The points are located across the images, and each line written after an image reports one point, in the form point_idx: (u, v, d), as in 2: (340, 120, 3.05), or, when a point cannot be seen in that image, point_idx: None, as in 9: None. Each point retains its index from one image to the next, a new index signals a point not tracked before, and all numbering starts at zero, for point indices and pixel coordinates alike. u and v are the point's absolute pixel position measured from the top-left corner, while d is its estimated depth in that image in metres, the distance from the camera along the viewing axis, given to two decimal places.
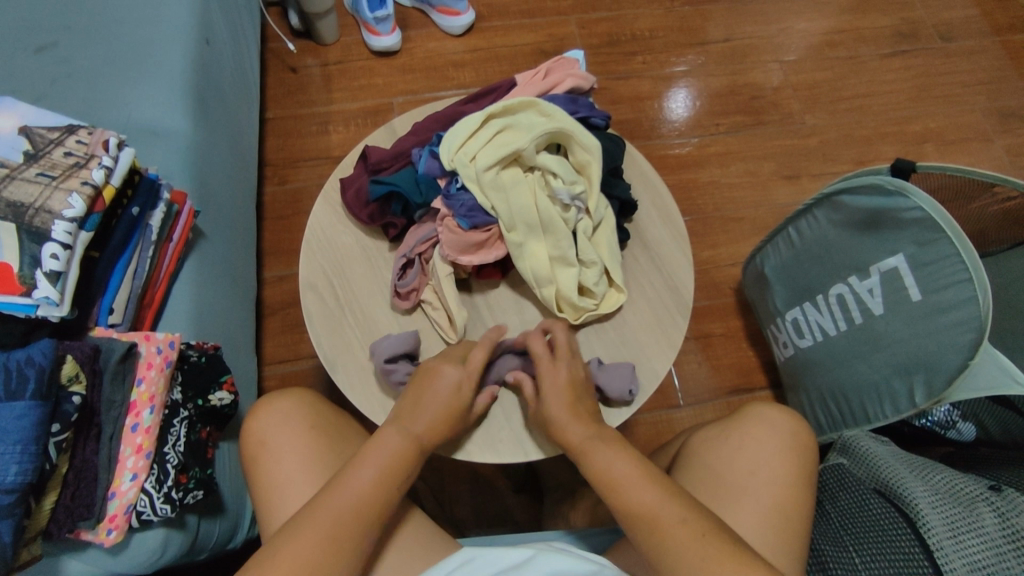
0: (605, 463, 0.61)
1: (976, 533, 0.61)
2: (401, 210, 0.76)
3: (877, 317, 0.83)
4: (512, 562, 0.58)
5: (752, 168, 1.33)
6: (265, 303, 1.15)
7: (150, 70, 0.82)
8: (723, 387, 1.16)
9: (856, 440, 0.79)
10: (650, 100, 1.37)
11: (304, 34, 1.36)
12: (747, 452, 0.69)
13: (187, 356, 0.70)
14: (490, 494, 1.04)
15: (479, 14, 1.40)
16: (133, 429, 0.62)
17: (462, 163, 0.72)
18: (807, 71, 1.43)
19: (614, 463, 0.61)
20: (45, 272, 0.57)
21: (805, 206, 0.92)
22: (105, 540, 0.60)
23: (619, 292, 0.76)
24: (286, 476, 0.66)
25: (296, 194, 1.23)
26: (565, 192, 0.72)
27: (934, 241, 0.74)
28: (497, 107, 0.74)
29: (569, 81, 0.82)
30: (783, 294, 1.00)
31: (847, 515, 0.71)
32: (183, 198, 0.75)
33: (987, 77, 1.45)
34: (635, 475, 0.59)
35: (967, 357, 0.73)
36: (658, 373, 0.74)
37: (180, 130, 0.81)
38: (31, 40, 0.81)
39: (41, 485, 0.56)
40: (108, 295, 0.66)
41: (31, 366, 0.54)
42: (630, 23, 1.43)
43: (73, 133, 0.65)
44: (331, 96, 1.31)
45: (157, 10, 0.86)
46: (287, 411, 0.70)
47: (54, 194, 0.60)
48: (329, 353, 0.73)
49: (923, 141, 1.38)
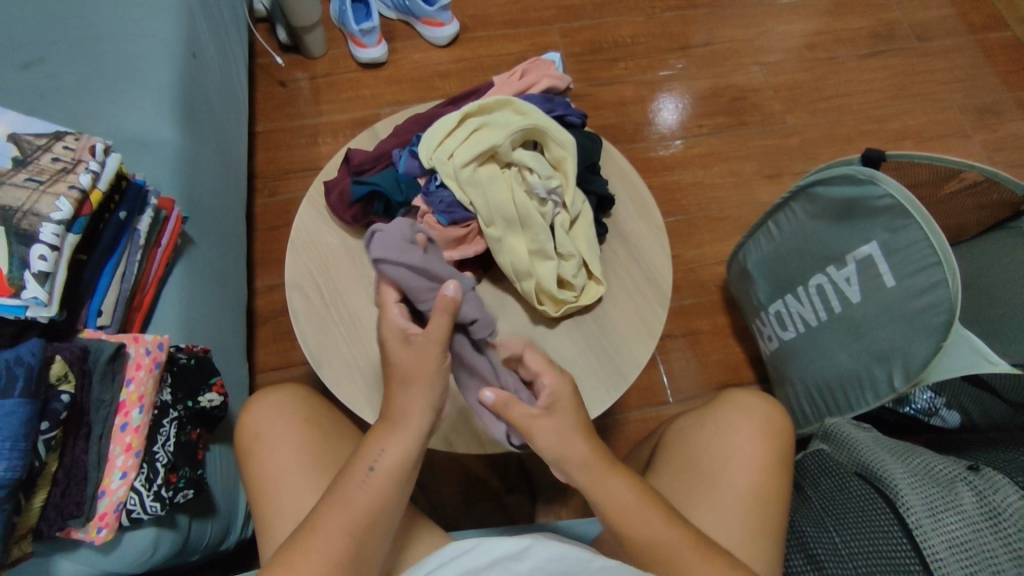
0: (614, 505, 0.54)
1: (956, 511, 0.61)
2: (384, 210, 0.78)
3: (855, 305, 0.84)
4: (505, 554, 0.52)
5: (735, 168, 1.35)
6: (256, 312, 1.16)
7: (137, 82, 0.84)
8: (711, 383, 1.17)
9: (838, 426, 0.78)
10: (634, 105, 1.39)
11: (292, 49, 1.38)
12: (725, 439, 0.70)
13: (177, 358, 0.71)
14: (482, 495, 1.05)
15: (464, 25, 1.43)
16: (121, 428, 0.63)
17: (441, 161, 0.74)
18: (787, 72, 1.46)
19: (620, 505, 0.54)
20: (33, 273, 0.58)
21: (782, 199, 0.94)
22: (95, 538, 0.61)
23: (598, 284, 0.78)
24: (279, 468, 0.67)
25: (286, 205, 1.25)
26: (541, 186, 0.74)
27: (905, 227, 0.76)
28: (473, 106, 0.77)
29: (545, 81, 0.85)
30: (765, 287, 1.01)
31: (828, 499, 0.72)
32: (171, 204, 0.77)
33: (963, 75, 1.47)
34: (631, 508, 0.54)
35: (939, 340, 0.75)
36: (638, 362, 0.76)
37: (168, 138, 0.83)
38: (21, 57, 0.83)
39: (31, 483, 0.57)
40: (97, 298, 0.68)
41: (20, 365, 0.56)
42: (612, 31, 1.46)
43: (60, 140, 0.67)
44: (320, 108, 1.34)
45: (144, 24, 0.88)
46: (281, 405, 0.71)
47: (42, 197, 0.62)
48: (315, 349, 0.75)
49: (903, 138, 1.40)
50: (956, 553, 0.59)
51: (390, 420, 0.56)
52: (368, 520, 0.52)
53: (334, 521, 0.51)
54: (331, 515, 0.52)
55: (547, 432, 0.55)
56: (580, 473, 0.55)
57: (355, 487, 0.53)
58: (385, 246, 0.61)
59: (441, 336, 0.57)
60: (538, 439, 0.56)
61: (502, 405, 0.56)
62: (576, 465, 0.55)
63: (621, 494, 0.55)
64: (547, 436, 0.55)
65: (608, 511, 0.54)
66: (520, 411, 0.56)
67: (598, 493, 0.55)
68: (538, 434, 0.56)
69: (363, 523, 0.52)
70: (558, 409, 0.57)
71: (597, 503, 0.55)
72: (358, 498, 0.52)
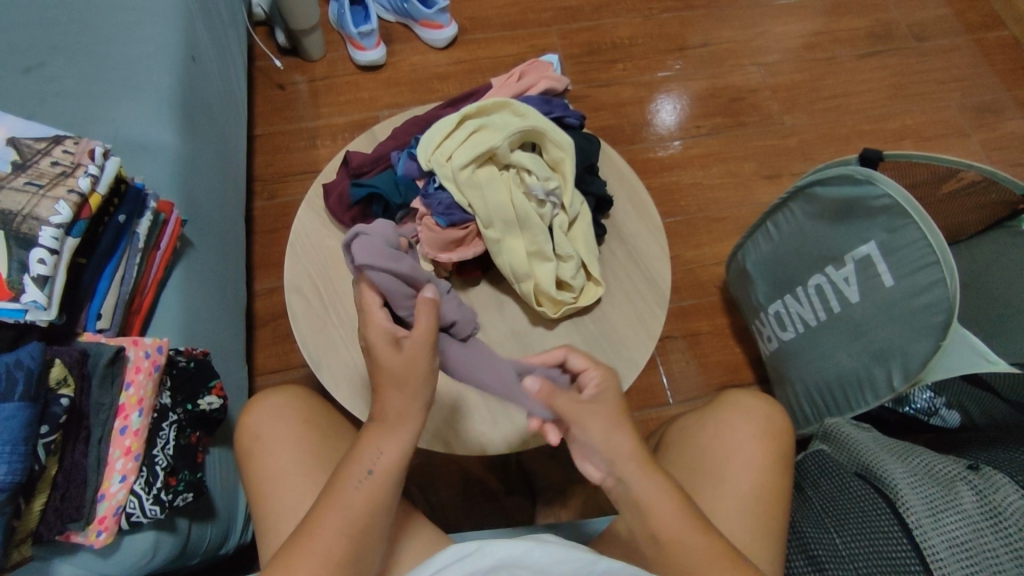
0: (660, 513, 0.53)
1: (956, 511, 0.61)
2: (382, 212, 0.78)
3: (854, 304, 0.84)
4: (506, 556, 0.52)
5: (733, 169, 1.35)
6: (255, 315, 1.16)
7: (136, 86, 0.84)
8: (711, 384, 1.17)
9: (837, 427, 0.78)
10: (632, 106, 1.39)
11: (291, 52, 1.38)
12: (724, 439, 0.70)
13: (176, 361, 0.71)
14: (483, 496, 1.05)
15: (462, 27, 1.43)
16: (121, 431, 0.63)
17: (439, 164, 0.74)
18: (785, 73, 1.46)
19: (666, 513, 0.53)
20: (32, 277, 0.58)
21: (781, 199, 0.94)
22: (94, 542, 0.61)
23: (597, 285, 0.78)
24: (279, 469, 0.67)
25: (285, 208, 1.25)
26: (539, 188, 0.74)
27: (903, 227, 0.76)
28: (470, 108, 0.77)
29: (543, 83, 0.85)
30: (764, 287, 1.01)
31: (828, 499, 0.72)
32: (169, 207, 0.77)
33: (961, 74, 1.48)
34: (669, 519, 0.53)
35: (938, 339, 0.75)
36: (637, 363, 0.76)
37: (167, 142, 0.83)
38: (20, 61, 0.84)
39: (30, 486, 0.57)
40: (96, 301, 0.68)
41: (20, 369, 0.56)
42: (610, 32, 1.46)
43: (59, 144, 0.67)
44: (319, 111, 1.34)
45: (142, 28, 0.88)
46: (280, 407, 0.71)
47: (42, 201, 0.62)
48: (314, 351, 0.75)
49: (901, 138, 1.40)
50: (956, 553, 0.59)
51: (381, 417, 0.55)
52: (363, 522, 0.52)
53: (328, 526, 0.51)
54: (325, 518, 0.51)
55: (596, 424, 0.54)
56: (629, 469, 0.54)
57: (348, 489, 0.53)
58: (367, 249, 0.62)
59: (431, 334, 0.58)
60: (584, 430, 0.54)
61: (548, 395, 0.55)
62: (625, 462, 0.54)
63: (666, 500, 0.53)
64: (596, 427, 0.54)
65: (654, 517, 0.53)
66: (566, 401, 0.55)
67: (646, 497, 0.53)
68: (585, 424, 0.54)
69: (357, 525, 0.52)
70: (604, 398, 0.57)
71: (642, 507, 0.53)
72: (353, 500, 0.52)
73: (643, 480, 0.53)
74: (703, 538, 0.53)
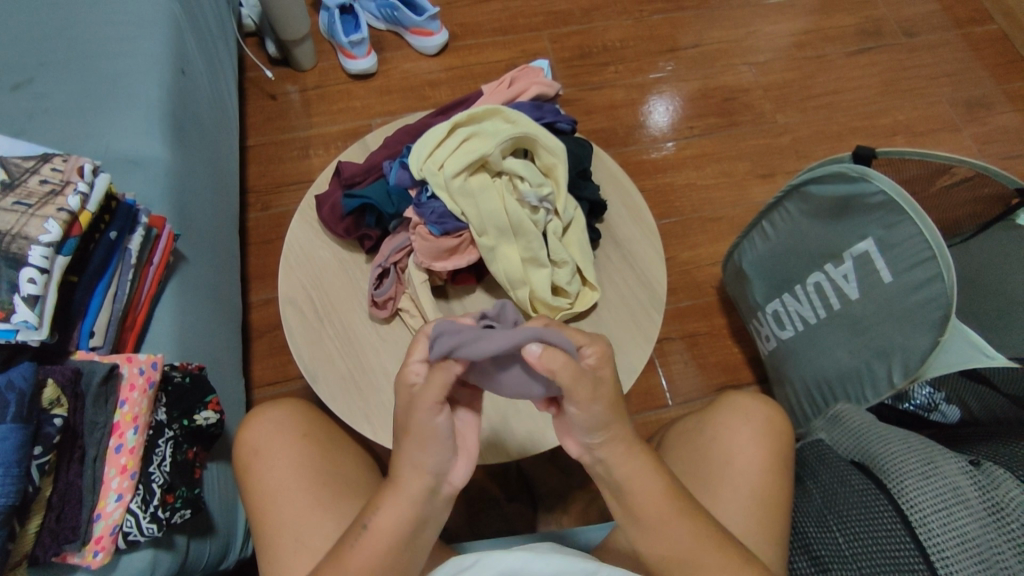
0: (643, 490, 0.53)
1: (963, 506, 0.60)
2: (376, 222, 0.79)
3: (853, 301, 0.84)
4: (512, 566, 0.52)
5: (727, 168, 1.35)
6: (252, 327, 1.15)
7: (126, 101, 0.84)
8: (710, 385, 1.17)
9: (846, 413, 0.77)
10: (625, 108, 1.39)
11: (282, 62, 1.39)
12: (722, 446, 0.70)
13: (171, 377, 0.70)
14: (488, 502, 1.04)
15: (453, 33, 1.43)
16: (116, 450, 0.62)
17: (431, 172, 0.74)
18: (776, 72, 1.46)
19: (650, 489, 0.53)
20: (22, 297, 0.58)
21: (775, 198, 0.93)
22: (92, 562, 0.60)
23: (593, 290, 0.78)
24: (278, 484, 0.66)
25: (280, 218, 1.25)
26: (533, 194, 0.74)
27: (899, 224, 0.76)
28: (461, 116, 0.76)
29: (535, 89, 0.86)
30: (761, 286, 1.01)
31: (829, 494, 0.70)
32: (161, 222, 0.77)
33: (951, 69, 1.48)
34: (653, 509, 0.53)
35: (937, 335, 0.75)
36: (635, 367, 0.76)
37: (157, 155, 0.83)
38: (9, 79, 0.83)
39: (25, 508, 0.57)
40: (89, 318, 0.67)
41: (11, 391, 0.55)
42: (601, 36, 1.46)
43: (48, 161, 0.67)
44: (312, 120, 1.34)
45: (131, 41, 0.88)
46: (280, 420, 0.70)
47: (31, 220, 0.61)
48: (310, 364, 0.75)
49: (894, 133, 1.41)
50: (962, 552, 0.58)
51: (398, 482, 0.51)
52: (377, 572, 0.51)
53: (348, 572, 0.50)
54: (340, 554, 0.52)
55: (585, 394, 0.48)
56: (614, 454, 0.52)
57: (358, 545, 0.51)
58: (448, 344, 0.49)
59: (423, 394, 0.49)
60: (577, 406, 0.48)
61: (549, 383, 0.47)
62: (613, 445, 0.52)
63: (651, 478, 0.53)
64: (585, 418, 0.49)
65: (640, 493, 0.53)
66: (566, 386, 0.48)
67: (632, 475, 0.53)
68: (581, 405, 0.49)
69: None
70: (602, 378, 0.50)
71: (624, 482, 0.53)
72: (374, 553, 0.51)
73: (629, 462, 0.52)
74: (683, 523, 0.54)
